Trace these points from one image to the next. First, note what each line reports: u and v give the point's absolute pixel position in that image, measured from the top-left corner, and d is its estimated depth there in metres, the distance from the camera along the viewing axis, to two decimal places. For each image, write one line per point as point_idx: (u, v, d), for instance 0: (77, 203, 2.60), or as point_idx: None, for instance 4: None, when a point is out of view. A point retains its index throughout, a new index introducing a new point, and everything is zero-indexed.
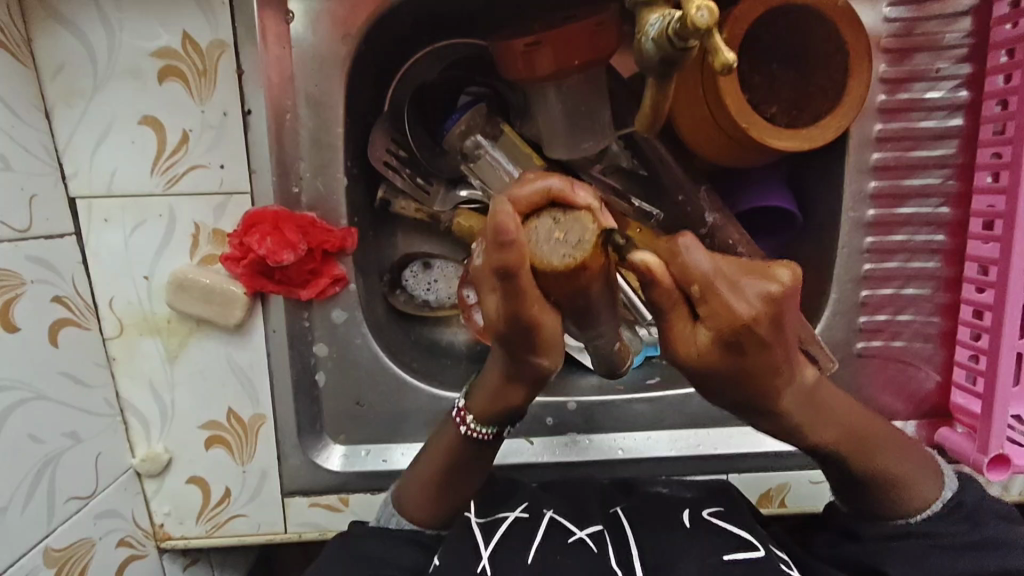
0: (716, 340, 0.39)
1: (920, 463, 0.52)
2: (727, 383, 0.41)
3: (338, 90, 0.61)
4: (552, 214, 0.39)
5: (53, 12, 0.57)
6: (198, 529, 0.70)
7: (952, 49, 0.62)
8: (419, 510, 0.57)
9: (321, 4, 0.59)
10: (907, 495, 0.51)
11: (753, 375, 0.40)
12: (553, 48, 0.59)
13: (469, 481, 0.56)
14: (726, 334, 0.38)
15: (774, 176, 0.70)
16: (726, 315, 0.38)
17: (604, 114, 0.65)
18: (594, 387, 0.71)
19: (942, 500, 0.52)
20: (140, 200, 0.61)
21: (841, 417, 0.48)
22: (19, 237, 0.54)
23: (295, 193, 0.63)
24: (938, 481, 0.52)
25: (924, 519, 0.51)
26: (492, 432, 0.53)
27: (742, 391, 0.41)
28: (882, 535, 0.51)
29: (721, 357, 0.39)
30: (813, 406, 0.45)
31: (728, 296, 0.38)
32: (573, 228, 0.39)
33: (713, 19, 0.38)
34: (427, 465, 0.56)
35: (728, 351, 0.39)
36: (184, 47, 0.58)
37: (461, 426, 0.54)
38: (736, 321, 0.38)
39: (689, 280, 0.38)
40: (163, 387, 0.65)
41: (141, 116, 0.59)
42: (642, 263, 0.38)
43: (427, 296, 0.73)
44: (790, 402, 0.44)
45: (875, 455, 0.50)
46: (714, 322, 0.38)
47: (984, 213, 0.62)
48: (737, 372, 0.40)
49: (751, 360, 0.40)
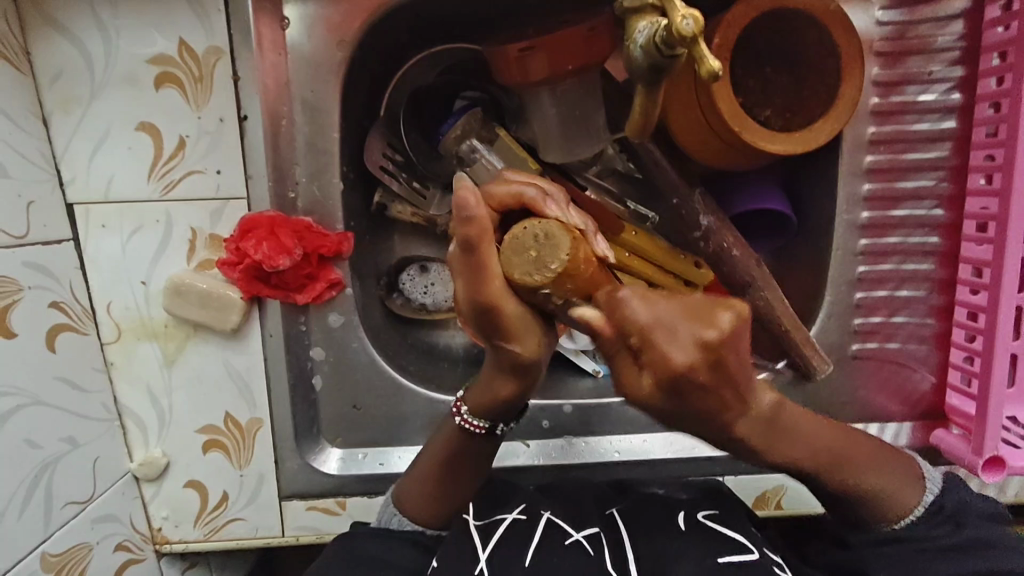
0: (656, 388, 0.37)
1: (904, 469, 0.52)
2: (672, 421, 0.40)
3: (335, 96, 0.62)
4: (539, 229, 0.38)
5: (50, 19, 0.57)
6: (196, 533, 0.70)
7: (944, 51, 0.62)
8: (417, 508, 0.57)
9: (316, 10, 0.60)
10: (890, 507, 0.51)
11: (699, 415, 0.39)
12: (546, 54, 0.59)
13: (469, 477, 0.57)
14: (664, 381, 0.37)
15: (769, 178, 0.71)
16: (665, 365, 0.37)
17: (598, 118, 0.66)
18: (589, 389, 0.73)
19: (925, 505, 0.51)
20: (137, 206, 0.61)
21: (807, 439, 0.46)
22: (17, 244, 0.54)
23: (291, 198, 0.63)
24: (921, 486, 0.52)
25: (908, 525, 0.51)
26: (485, 425, 0.54)
27: (690, 427, 0.41)
28: (873, 540, 0.51)
29: (666, 401, 0.38)
30: (774, 431, 0.44)
31: (665, 346, 0.37)
32: (547, 252, 0.38)
33: (699, 28, 0.38)
34: (426, 460, 0.57)
35: (670, 395, 0.38)
36: (180, 54, 0.58)
37: (456, 417, 0.55)
38: (671, 371, 0.37)
39: (628, 332, 0.37)
40: (160, 393, 0.66)
41: (138, 123, 0.59)
42: (581, 317, 0.38)
43: (423, 299, 0.74)
44: (748, 431, 0.42)
45: (853, 473, 0.49)
46: (654, 371, 0.37)
47: (978, 215, 0.62)
48: (680, 415, 0.39)
49: (694, 403, 0.39)
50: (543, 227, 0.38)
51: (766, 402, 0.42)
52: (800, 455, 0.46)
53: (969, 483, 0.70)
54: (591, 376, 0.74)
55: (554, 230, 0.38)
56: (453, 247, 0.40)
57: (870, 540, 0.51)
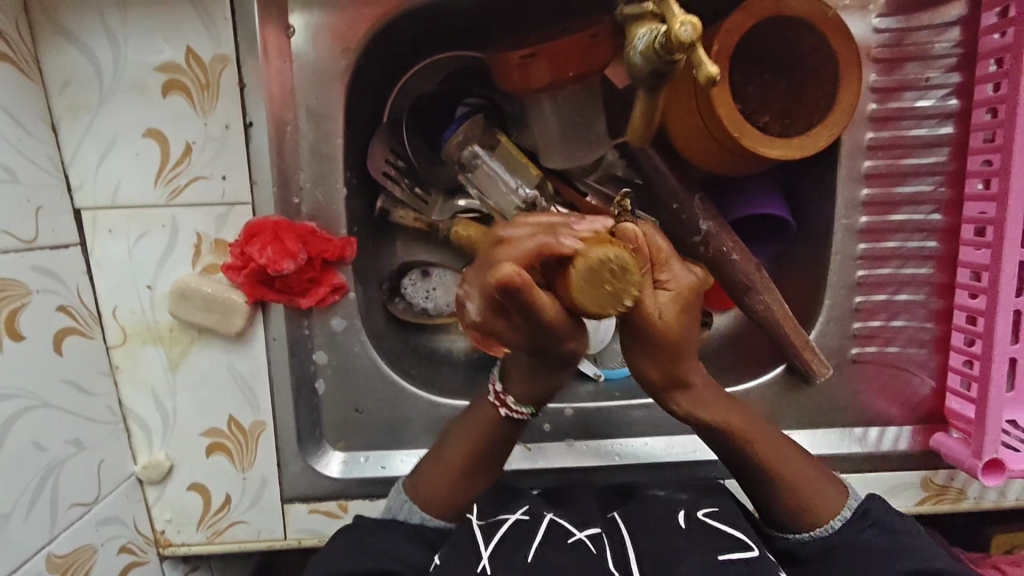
0: (677, 303, 0.48)
1: (825, 475, 0.57)
2: (669, 347, 0.49)
3: (339, 102, 0.63)
4: (609, 268, 0.39)
5: (59, 28, 0.58)
6: (198, 536, 0.70)
7: (941, 58, 0.63)
8: (432, 494, 0.58)
9: (322, 19, 0.61)
10: (812, 507, 0.55)
11: (684, 344, 0.49)
12: (548, 61, 0.61)
13: (489, 469, 0.60)
14: (679, 296, 0.47)
15: (768, 184, 0.71)
16: (683, 280, 0.48)
17: (598, 125, 0.68)
18: (591, 394, 0.73)
19: (851, 508, 0.55)
20: (145, 211, 0.62)
21: (731, 402, 0.56)
22: (25, 248, 0.55)
23: (295, 204, 0.64)
24: (844, 491, 0.56)
25: (840, 526, 0.54)
26: (530, 411, 0.57)
27: (671, 359, 0.50)
28: (820, 549, 0.53)
29: (676, 318, 0.48)
30: (717, 395, 0.54)
31: (679, 268, 0.48)
32: (615, 284, 0.40)
33: (697, 34, 0.39)
34: (458, 448, 0.59)
35: (683, 312, 0.48)
36: (187, 61, 0.59)
37: (502, 408, 0.58)
38: (684, 287, 0.48)
39: (655, 251, 0.47)
40: (164, 395, 0.66)
41: (146, 129, 0.60)
42: (631, 232, 0.44)
43: (426, 304, 0.75)
44: (699, 381, 0.53)
45: (775, 455, 0.56)
46: (674, 287, 0.47)
47: (975, 219, 0.63)
48: (678, 338, 0.49)
49: (685, 330, 0.49)
50: (619, 261, 0.39)
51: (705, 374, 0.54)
52: (728, 413, 0.54)
53: (969, 487, 0.71)
54: (591, 380, 0.73)
55: (628, 262, 0.39)
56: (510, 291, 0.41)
57: (814, 550, 0.54)
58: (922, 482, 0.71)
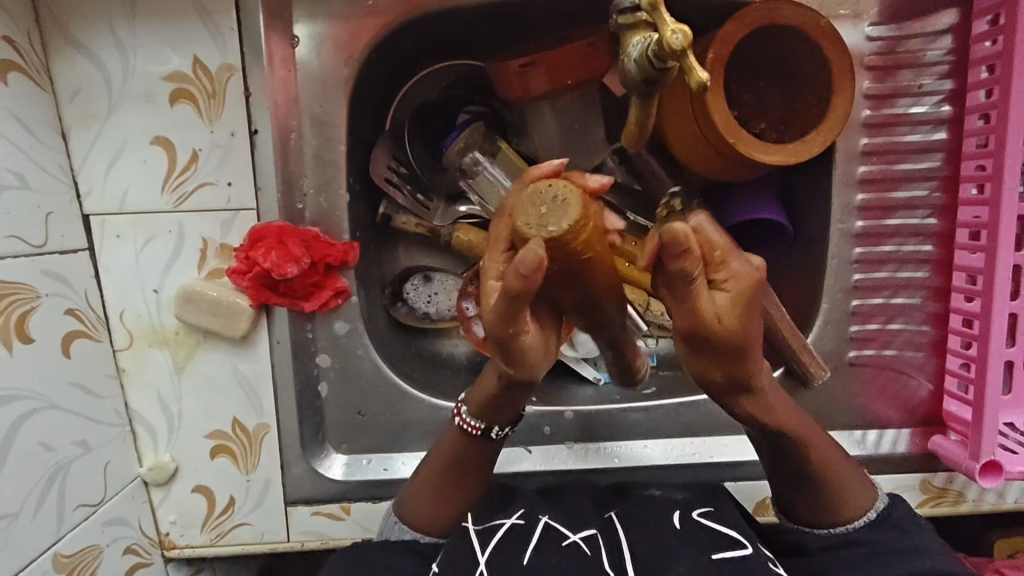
0: (737, 303, 0.41)
1: (856, 475, 0.56)
2: (722, 352, 0.43)
3: (341, 110, 0.64)
4: (555, 194, 0.40)
5: (71, 39, 0.60)
6: (202, 538, 0.71)
7: (934, 65, 0.64)
8: (425, 511, 0.58)
9: (326, 29, 0.62)
10: (843, 505, 0.54)
11: (745, 348, 0.43)
12: (547, 69, 0.62)
13: (468, 483, 0.58)
14: (739, 296, 0.41)
15: (766, 189, 0.72)
16: (742, 278, 0.42)
17: (597, 131, 0.69)
18: (591, 397, 0.74)
19: (875, 509, 0.55)
20: (152, 217, 0.63)
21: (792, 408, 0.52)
22: (36, 253, 0.56)
23: (299, 210, 0.65)
24: (872, 492, 0.55)
25: (861, 526, 0.54)
26: (481, 425, 0.56)
27: (735, 362, 0.44)
28: (829, 544, 0.54)
29: (737, 322, 0.41)
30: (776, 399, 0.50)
31: (735, 263, 0.42)
32: (549, 209, 0.40)
33: (688, 42, 0.40)
34: (433, 465, 0.58)
35: (744, 312, 0.42)
36: (194, 71, 0.61)
37: (455, 419, 0.57)
38: (746, 282, 0.42)
39: (710, 246, 0.41)
40: (170, 398, 0.67)
41: (153, 137, 0.62)
42: (677, 230, 0.38)
43: (427, 308, 0.76)
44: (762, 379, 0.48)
45: (825, 460, 0.54)
46: (732, 286, 0.41)
47: (970, 223, 0.63)
48: (733, 341, 0.42)
49: (751, 328, 0.43)
50: (562, 194, 0.40)
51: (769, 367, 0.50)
52: (791, 417, 0.51)
53: (968, 489, 0.71)
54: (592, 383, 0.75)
55: (572, 200, 0.40)
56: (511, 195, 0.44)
57: (824, 544, 0.54)
58: (921, 484, 0.71)
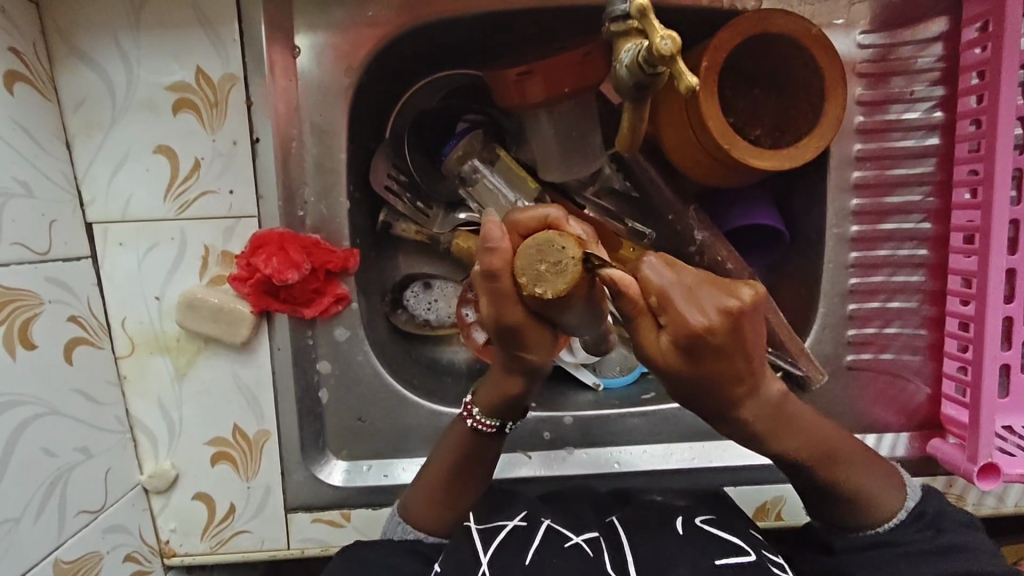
0: (678, 349, 0.41)
1: (886, 475, 0.55)
2: (682, 386, 0.43)
3: (341, 119, 0.65)
4: (558, 259, 0.40)
5: (76, 50, 0.61)
6: (202, 546, 0.71)
7: (925, 72, 0.65)
8: (424, 516, 0.58)
9: (326, 39, 0.63)
10: (874, 509, 0.54)
11: (712, 381, 0.42)
12: (543, 78, 0.63)
13: (467, 488, 0.58)
14: (682, 341, 0.40)
15: (762, 195, 0.73)
16: (686, 323, 0.40)
17: (593, 139, 0.70)
18: (589, 402, 0.74)
19: (907, 508, 0.54)
20: (153, 224, 0.64)
21: (806, 427, 0.49)
22: (39, 260, 0.57)
23: (300, 217, 0.66)
24: (903, 492, 0.55)
25: (891, 528, 0.53)
26: (496, 424, 0.56)
27: (713, 395, 0.43)
28: (855, 545, 0.54)
29: (681, 361, 0.41)
30: (781, 421, 0.47)
31: (683, 307, 0.40)
32: (551, 269, 0.40)
33: (676, 47, 0.41)
34: (436, 467, 0.58)
35: (688, 357, 0.41)
36: (197, 81, 0.61)
37: (467, 419, 0.57)
38: (689, 329, 0.40)
39: (649, 291, 0.41)
40: (171, 405, 0.68)
41: (156, 145, 0.62)
42: (608, 276, 0.40)
43: (427, 315, 0.76)
44: (756, 411, 0.45)
45: (842, 467, 0.52)
46: (674, 329, 0.40)
47: (963, 228, 0.64)
48: (690, 377, 0.42)
49: (709, 368, 0.41)
50: (565, 262, 0.40)
51: (778, 390, 0.46)
52: (807, 449, 0.50)
53: (968, 493, 0.71)
54: (591, 389, 0.76)
55: (572, 270, 0.40)
56: (534, 216, 0.42)
57: (851, 544, 0.54)
58: None
